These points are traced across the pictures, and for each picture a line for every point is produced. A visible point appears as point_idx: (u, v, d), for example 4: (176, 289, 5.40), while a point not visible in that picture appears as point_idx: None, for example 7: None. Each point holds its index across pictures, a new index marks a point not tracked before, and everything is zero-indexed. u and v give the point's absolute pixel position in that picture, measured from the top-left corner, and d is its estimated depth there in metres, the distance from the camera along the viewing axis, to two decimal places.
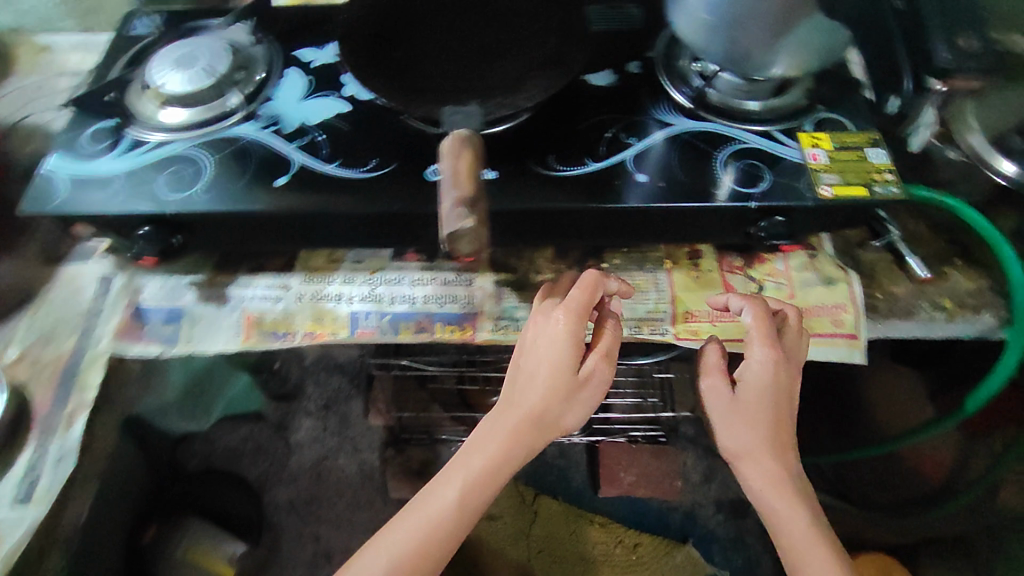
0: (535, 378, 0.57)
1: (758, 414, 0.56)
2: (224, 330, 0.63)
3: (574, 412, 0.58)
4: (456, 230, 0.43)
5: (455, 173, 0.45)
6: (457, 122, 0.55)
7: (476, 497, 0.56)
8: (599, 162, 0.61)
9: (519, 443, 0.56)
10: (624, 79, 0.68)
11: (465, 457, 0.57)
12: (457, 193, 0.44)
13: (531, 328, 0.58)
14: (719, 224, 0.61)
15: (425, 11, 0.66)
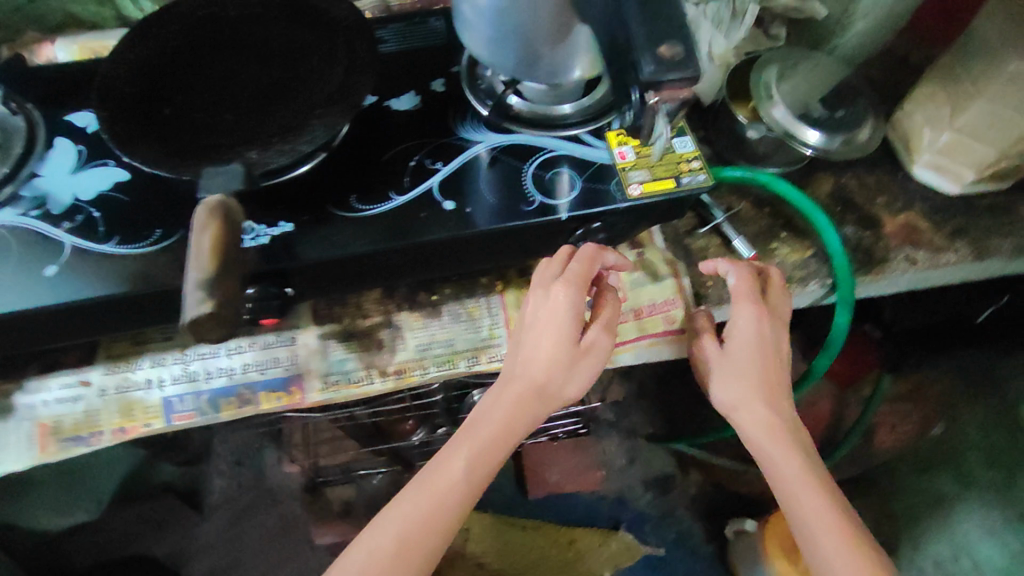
0: (536, 357, 0.56)
1: (747, 368, 0.56)
2: (15, 446, 0.56)
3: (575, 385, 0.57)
4: (195, 317, 0.38)
5: (199, 249, 0.41)
6: (219, 185, 0.48)
7: (484, 466, 0.55)
8: (404, 196, 0.57)
9: (525, 421, 0.56)
10: (427, 99, 0.64)
11: (460, 443, 0.56)
12: (198, 273, 0.40)
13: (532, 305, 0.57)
14: (537, 240, 0.58)
15: (197, 57, 0.60)
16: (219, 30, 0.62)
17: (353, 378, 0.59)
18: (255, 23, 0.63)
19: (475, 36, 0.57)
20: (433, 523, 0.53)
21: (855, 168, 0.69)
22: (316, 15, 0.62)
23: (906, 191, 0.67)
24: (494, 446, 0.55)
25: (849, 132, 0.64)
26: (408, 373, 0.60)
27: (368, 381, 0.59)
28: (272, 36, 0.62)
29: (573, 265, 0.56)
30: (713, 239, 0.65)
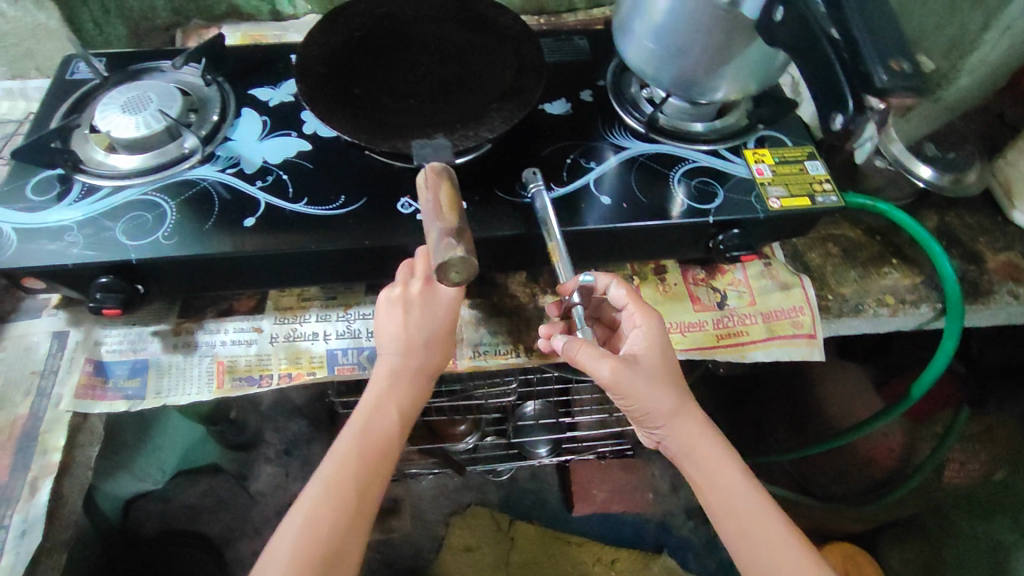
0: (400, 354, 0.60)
1: (667, 373, 0.60)
2: (196, 379, 0.61)
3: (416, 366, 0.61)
4: (447, 259, 0.44)
5: (438, 205, 0.47)
6: (428, 155, 0.57)
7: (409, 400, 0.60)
8: (564, 187, 0.64)
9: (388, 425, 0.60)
10: (578, 108, 0.71)
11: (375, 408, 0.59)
12: (442, 225, 0.45)
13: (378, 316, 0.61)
14: (677, 240, 0.64)
15: (381, 48, 0.67)
16: (396, 27, 0.69)
17: (500, 351, 0.64)
18: (424, 21, 0.70)
19: (640, 55, 0.65)
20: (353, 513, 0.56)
21: (957, 208, 0.76)
22: (483, 22, 0.70)
23: (1006, 233, 0.73)
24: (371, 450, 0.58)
25: (959, 172, 0.69)
26: (550, 351, 0.65)
27: (514, 354, 0.64)
28: (443, 35, 0.69)
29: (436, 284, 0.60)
30: (826, 256, 0.71)
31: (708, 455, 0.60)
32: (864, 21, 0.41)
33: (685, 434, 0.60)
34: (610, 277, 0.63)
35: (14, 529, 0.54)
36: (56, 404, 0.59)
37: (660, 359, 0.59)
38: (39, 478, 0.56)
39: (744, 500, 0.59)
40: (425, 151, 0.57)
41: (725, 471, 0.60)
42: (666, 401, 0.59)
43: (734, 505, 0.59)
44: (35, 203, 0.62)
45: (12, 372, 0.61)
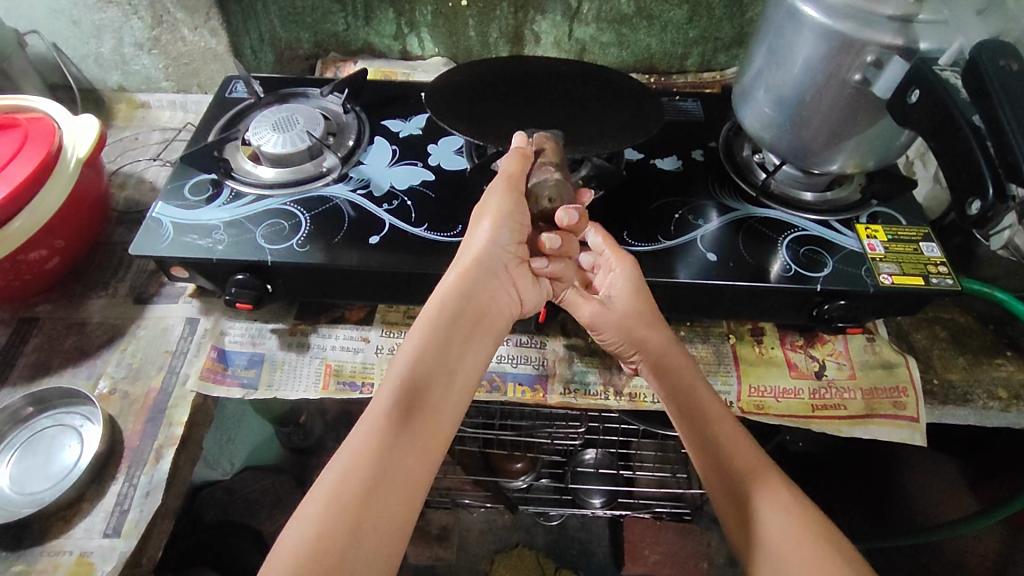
0: (498, 279, 0.59)
1: (639, 312, 0.60)
2: (305, 377, 0.66)
3: (506, 295, 0.59)
4: (545, 179, 0.60)
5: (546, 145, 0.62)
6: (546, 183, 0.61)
7: (473, 330, 0.56)
8: (671, 240, 0.65)
9: (472, 358, 0.55)
10: (688, 165, 0.74)
11: (431, 327, 0.54)
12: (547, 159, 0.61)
13: (488, 223, 0.58)
14: (781, 305, 0.64)
15: (508, 88, 0.73)
16: (524, 77, 0.75)
17: (590, 390, 0.65)
18: (551, 74, 0.76)
19: (759, 123, 0.67)
20: (425, 441, 0.49)
21: None
22: (607, 81, 0.75)
23: None
24: (439, 371, 0.53)
25: None
26: (640, 398, 0.65)
27: (604, 395, 0.65)
28: (566, 87, 0.74)
29: (510, 163, 0.60)
30: (933, 339, 0.69)
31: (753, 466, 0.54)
32: (1013, 109, 0.41)
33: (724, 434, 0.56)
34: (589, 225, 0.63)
35: (138, 491, 0.59)
36: (183, 383, 0.65)
37: (631, 305, 0.60)
38: (164, 448, 0.61)
39: (775, 499, 0.51)
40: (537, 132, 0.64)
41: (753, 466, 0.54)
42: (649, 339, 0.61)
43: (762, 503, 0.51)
44: (190, 201, 0.70)
45: (148, 350, 0.68)
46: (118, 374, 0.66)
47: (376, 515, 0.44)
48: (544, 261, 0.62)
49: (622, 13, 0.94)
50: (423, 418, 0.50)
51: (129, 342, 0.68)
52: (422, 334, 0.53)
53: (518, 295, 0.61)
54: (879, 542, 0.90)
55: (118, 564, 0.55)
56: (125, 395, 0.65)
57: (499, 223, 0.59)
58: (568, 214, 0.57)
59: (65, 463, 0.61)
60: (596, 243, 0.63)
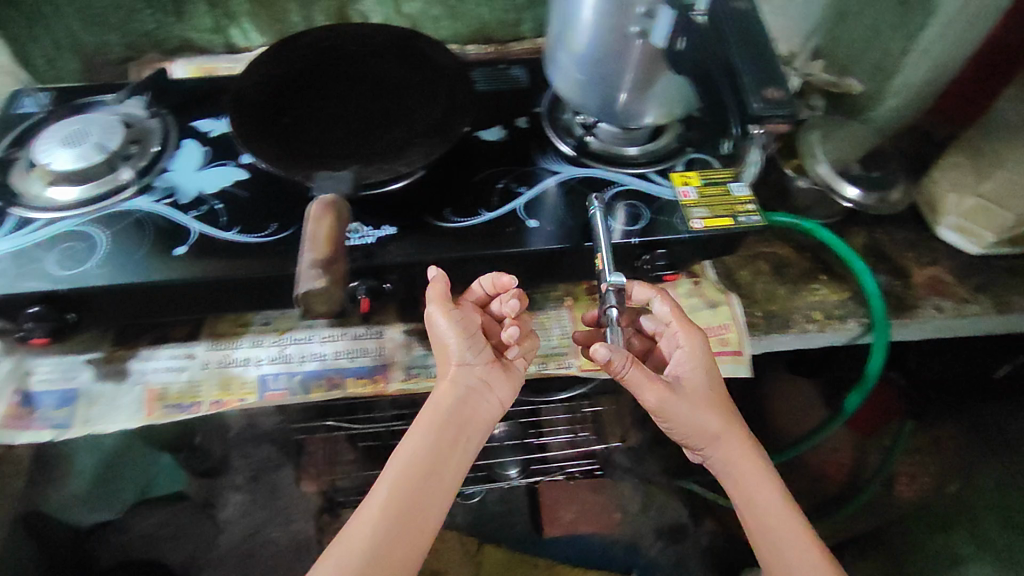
0: (477, 387, 0.61)
1: (708, 397, 0.62)
2: (124, 407, 0.61)
3: (487, 404, 0.60)
4: (310, 288, 0.45)
5: (316, 235, 0.47)
6: (327, 187, 0.56)
7: (466, 434, 0.59)
8: (493, 212, 0.65)
9: (457, 466, 0.58)
10: (513, 134, 0.72)
11: (416, 439, 0.57)
12: (314, 254, 0.46)
13: (450, 337, 0.60)
14: (607, 260, 0.65)
15: (317, 82, 0.69)
16: (335, 62, 0.71)
17: (432, 373, 0.65)
18: (363, 57, 0.72)
19: (568, 83, 0.66)
20: (415, 536, 0.54)
21: (884, 226, 0.77)
22: (422, 58, 0.72)
23: (932, 248, 0.75)
24: (430, 481, 0.56)
25: (882, 193, 0.73)
26: None
27: None
28: (381, 70, 0.71)
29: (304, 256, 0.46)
30: (757, 274, 0.72)
31: (785, 527, 0.59)
32: None
33: (766, 497, 0.60)
34: (655, 292, 0.64)
35: None
36: None
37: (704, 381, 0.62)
38: None
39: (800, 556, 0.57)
40: (326, 184, 0.56)
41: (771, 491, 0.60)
42: (711, 423, 0.62)
43: (774, 524, 0.59)
44: None
45: None
46: None
47: None
48: (513, 351, 0.63)
49: None
50: (416, 519, 0.54)
51: None
52: (416, 441, 0.57)
53: (497, 398, 0.62)
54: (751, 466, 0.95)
55: None
56: None
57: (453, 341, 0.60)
58: (507, 304, 0.62)
59: None
60: (662, 308, 0.63)
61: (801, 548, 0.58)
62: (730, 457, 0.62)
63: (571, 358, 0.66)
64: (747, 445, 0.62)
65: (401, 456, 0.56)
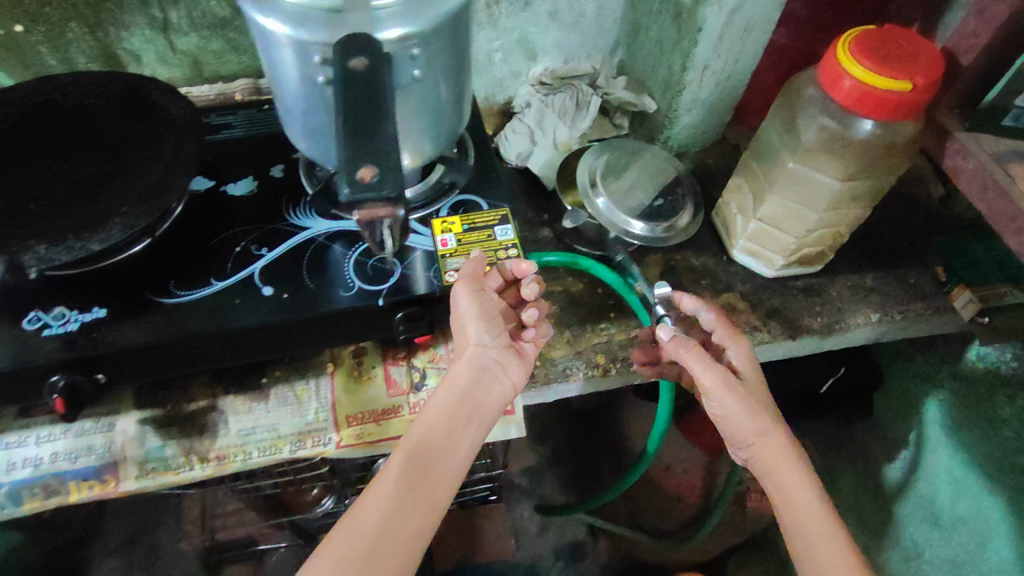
0: (490, 369, 0.58)
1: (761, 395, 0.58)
2: None
3: (498, 386, 0.58)
4: None
5: None
6: None
7: (468, 421, 0.56)
8: (224, 280, 0.59)
9: (465, 453, 0.55)
10: (264, 186, 0.66)
11: (438, 420, 0.55)
12: None
13: (473, 323, 0.57)
14: (359, 325, 0.59)
15: (21, 147, 0.61)
16: (49, 122, 0.63)
17: (170, 465, 0.58)
18: (88, 114, 0.64)
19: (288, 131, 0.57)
20: (418, 518, 0.51)
21: (684, 251, 0.73)
22: (151, 109, 0.64)
23: (728, 273, 0.71)
24: (437, 470, 0.53)
25: (668, 220, 0.70)
26: (228, 458, 0.59)
27: (187, 467, 0.59)
28: (103, 126, 0.63)
29: None
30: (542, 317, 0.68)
31: (807, 507, 0.54)
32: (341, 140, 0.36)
33: (792, 478, 0.56)
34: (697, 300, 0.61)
35: None
36: None
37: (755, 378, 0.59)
38: None
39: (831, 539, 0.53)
40: None
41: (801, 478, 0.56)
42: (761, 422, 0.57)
43: (813, 526, 0.53)
44: None
45: None
46: None
47: None
48: (529, 330, 0.62)
49: (219, 18, 0.81)
50: (415, 501, 0.51)
51: None
52: (426, 425, 0.55)
53: (512, 381, 0.60)
54: (600, 497, 0.91)
55: None
56: None
57: (473, 325, 0.57)
58: (526, 289, 0.60)
59: None
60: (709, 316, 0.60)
61: (840, 553, 0.52)
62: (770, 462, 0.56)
63: (330, 433, 0.61)
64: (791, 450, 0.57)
65: (412, 440, 0.54)
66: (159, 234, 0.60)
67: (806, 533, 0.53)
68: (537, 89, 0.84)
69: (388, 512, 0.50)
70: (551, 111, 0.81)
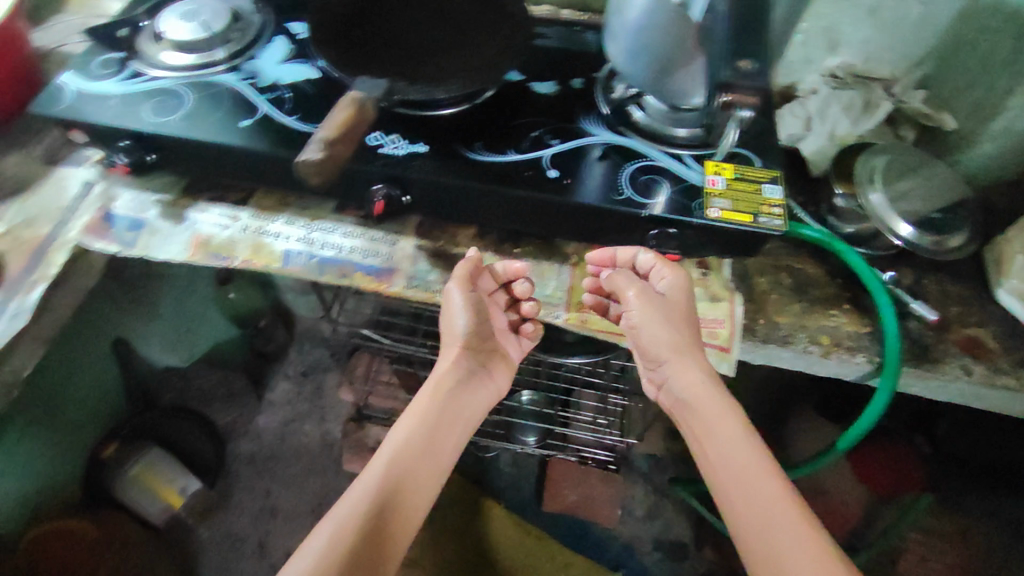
0: (474, 370, 0.72)
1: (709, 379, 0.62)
2: (176, 243, 0.72)
3: (485, 391, 0.72)
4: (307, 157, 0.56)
5: (332, 120, 0.60)
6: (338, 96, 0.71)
7: (453, 430, 0.68)
8: (520, 154, 0.68)
9: (450, 447, 0.66)
10: (565, 92, 0.75)
11: (423, 413, 0.67)
12: (325, 133, 0.59)
13: (462, 317, 0.69)
14: (617, 228, 0.66)
15: (396, 7, 0.75)
16: None
17: (430, 288, 0.69)
18: None
19: (615, 44, 0.65)
20: (415, 503, 0.60)
21: (939, 273, 0.71)
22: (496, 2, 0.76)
23: (984, 309, 0.68)
24: (428, 457, 0.64)
25: (941, 235, 0.67)
26: (474, 299, 0.69)
27: (442, 293, 0.69)
28: (456, 7, 0.76)
29: (335, 111, 0.60)
30: (775, 285, 0.70)
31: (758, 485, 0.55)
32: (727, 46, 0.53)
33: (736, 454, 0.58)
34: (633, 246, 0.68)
35: (8, 311, 0.65)
36: (69, 231, 0.72)
37: (683, 313, 0.65)
38: (36, 283, 0.67)
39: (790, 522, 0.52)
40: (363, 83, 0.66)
41: (753, 466, 0.56)
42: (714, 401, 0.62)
43: (754, 499, 0.54)
44: (93, 73, 0.74)
45: (46, 202, 0.74)
46: (13, 221, 0.72)
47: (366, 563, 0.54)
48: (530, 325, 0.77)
49: None
50: (412, 481, 0.61)
51: (30, 195, 0.75)
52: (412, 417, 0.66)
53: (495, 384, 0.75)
54: None
55: None
56: (18, 236, 0.71)
57: (461, 322, 0.70)
58: (519, 287, 0.68)
59: None
60: (647, 256, 0.67)
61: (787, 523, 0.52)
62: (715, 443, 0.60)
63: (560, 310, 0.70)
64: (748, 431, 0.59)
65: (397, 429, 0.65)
66: (477, 104, 0.72)
67: (754, 508, 0.54)
68: (827, 80, 0.84)
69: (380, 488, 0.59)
70: (837, 103, 0.81)
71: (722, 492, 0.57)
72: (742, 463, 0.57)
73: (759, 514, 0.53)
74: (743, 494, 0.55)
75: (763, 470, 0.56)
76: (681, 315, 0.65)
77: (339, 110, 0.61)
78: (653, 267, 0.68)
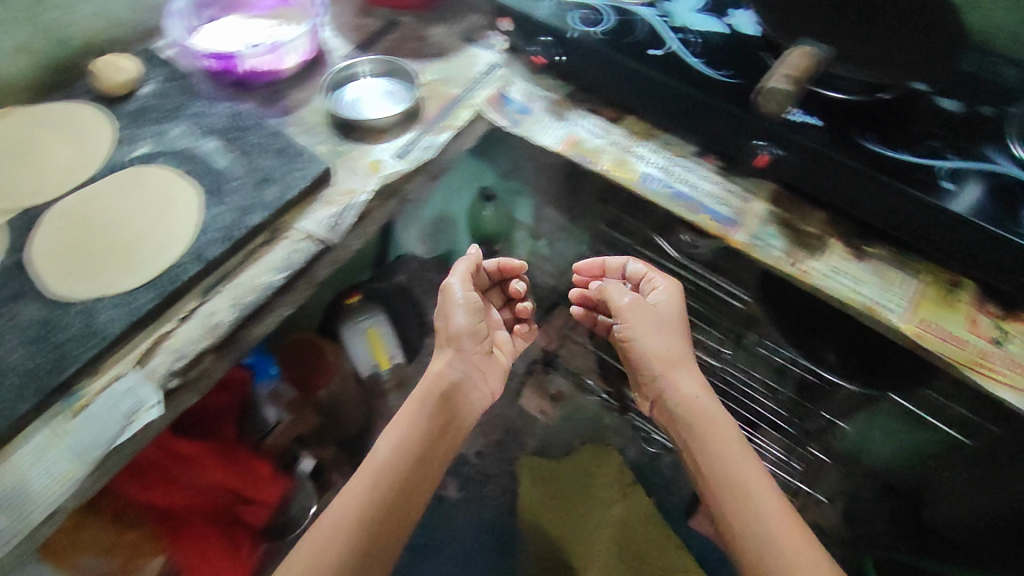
0: (471, 374, 0.78)
1: (707, 393, 0.72)
2: (553, 135, 0.81)
3: (480, 390, 0.78)
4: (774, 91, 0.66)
5: (793, 63, 0.67)
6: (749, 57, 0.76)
7: (444, 446, 0.71)
8: (913, 157, 0.67)
9: (443, 460, 0.71)
10: (971, 117, 0.72)
11: (421, 427, 0.70)
12: (788, 71, 0.67)
13: (461, 309, 0.80)
14: (996, 261, 0.63)
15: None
16: None
17: (770, 251, 0.72)
18: None
19: None
20: (405, 510, 0.65)
21: None
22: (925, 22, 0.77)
23: None
24: (414, 465, 0.67)
25: None
26: (809, 275, 0.71)
27: (780, 259, 0.72)
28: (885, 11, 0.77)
29: (790, 57, 0.67)
30: None
31: (764, 493, 0.63)
32: None
33: (744, 465, 0.65)
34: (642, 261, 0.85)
35: (422, 142, 0.79)
36: (473, 97, 0.84)
37: (673, 321, 0.77)
38: (442, 128, 0.80)
39: (777, 516, 0.61)
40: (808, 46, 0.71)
41: (744, 474, 0.64)
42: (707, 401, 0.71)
43: (754, 500, 0.63)
44: None
45: (459, 70, 0.88)
46: (432, 76, 0.87)
47: (381, 534, 0.63)
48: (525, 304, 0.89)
49: None
50: (405, 481, 0.66)
51: (448, 61, 0.89)
52: (391, 431, 0.70)
53: (491, 385, 0.81)
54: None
55: (397, 172, 0.76)
56: (435, 89, 0.85)
57: (460, 313, 0.80)
58: (517, 285, 0.86)
59: (383, 109, 0.81)
60: (638, 265, 0.84)
61: (781, 529, 0.60)
62: (711, 440, 0.68)
63: (895, 316, 0.67)
64: (734, 436, 0.68)
65: (388, 432, 0.70)
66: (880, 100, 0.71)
67: (750, 511, 0.62)
68: None
69: (379, 480, 0.65)
70: None
71: (718, 497, 0.65)
72: (701, 430, 0.69)
73: (759, 521, 0.61)
74: (730, 498, 0.63)
75: (750, 460, 0.66)
76: (660, 328, 0.77)
77: (796, 55, 0.68)
78: (660, 279, 0.81)
